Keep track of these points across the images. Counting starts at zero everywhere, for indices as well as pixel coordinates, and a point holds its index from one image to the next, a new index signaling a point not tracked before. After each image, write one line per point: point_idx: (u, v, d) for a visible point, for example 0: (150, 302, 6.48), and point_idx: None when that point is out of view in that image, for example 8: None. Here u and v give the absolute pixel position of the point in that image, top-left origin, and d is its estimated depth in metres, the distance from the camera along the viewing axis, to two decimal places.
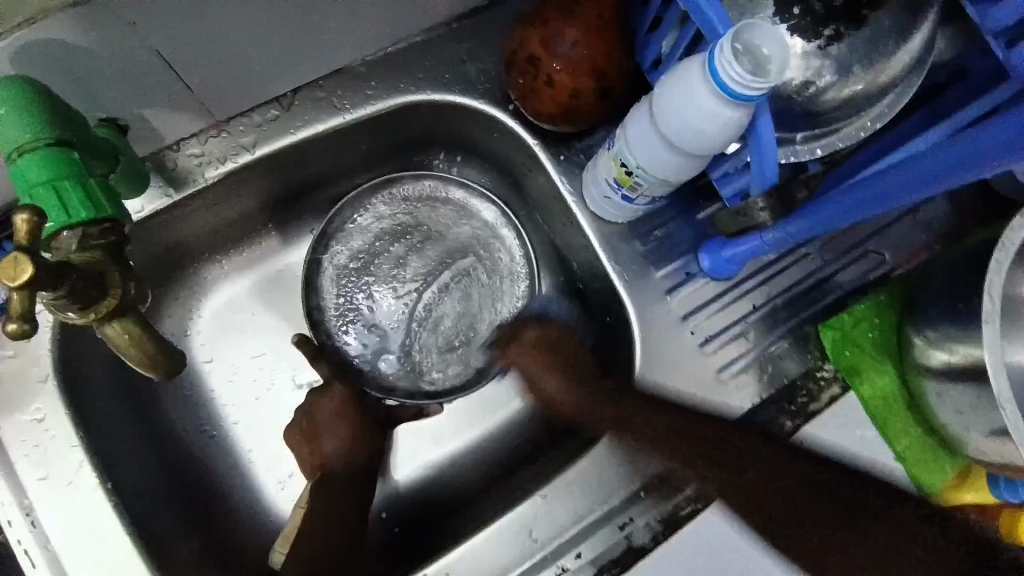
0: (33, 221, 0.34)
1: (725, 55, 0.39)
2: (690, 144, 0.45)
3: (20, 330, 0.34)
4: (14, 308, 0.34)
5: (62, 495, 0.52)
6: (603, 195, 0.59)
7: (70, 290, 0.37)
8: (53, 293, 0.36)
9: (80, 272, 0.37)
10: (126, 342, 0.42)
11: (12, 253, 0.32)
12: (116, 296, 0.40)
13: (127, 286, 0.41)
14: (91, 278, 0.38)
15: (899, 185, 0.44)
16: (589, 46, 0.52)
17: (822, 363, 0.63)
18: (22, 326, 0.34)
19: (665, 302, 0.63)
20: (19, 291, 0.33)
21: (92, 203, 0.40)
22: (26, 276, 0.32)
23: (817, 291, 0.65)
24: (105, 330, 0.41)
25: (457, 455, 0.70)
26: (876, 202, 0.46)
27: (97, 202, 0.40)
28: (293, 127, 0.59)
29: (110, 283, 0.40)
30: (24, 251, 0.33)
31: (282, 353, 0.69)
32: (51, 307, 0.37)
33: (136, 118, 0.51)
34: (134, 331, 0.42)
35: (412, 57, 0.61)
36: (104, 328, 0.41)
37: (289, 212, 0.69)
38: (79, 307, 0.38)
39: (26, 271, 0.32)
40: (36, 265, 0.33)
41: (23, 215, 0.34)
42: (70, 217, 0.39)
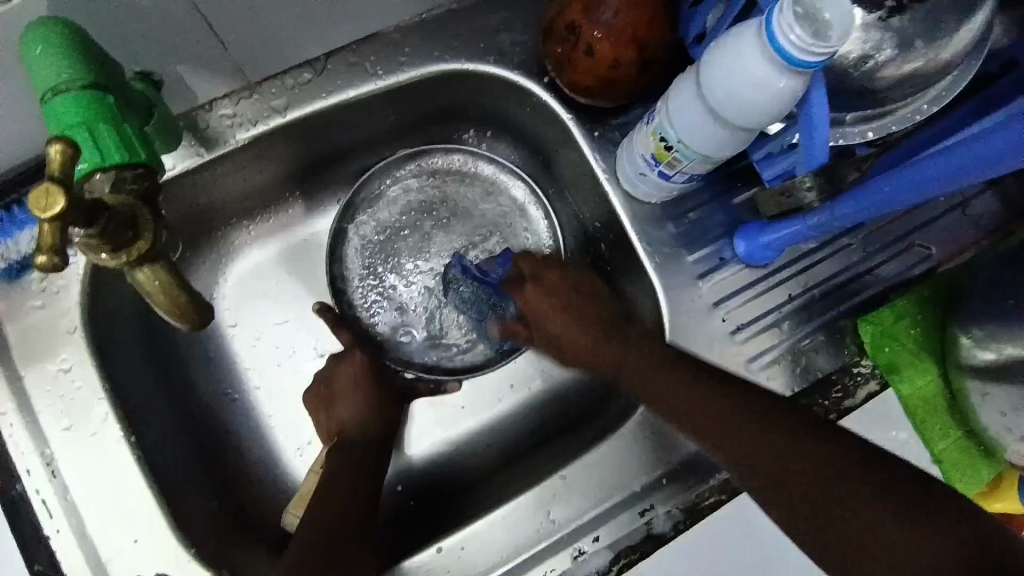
0: (66, 151, 0.34)
1: (786, 18, 0.37)
2: (738, 115, 0.43)
3: (50, 263, 0.34)
4: (43, 240, 0.33)
5: (84, 448, 0.52)
6: (638, 172, 0.57)
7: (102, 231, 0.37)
8: (85, 231, 0.36)
9: (112, 212, 0.37)
10: (155, 290, 0.41)
11: (46, 183, 0.32)
12: (147, 238, 0.39)
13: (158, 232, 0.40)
14: (123, 219, 0.38)
15: (898, 186, 0.46)
16: (633, 14, 0.51)
17: (859, 358, 0.61)
18: (51, 260, 0.34)
19: (696, 287, 0.61)
20: (51, 223, 0.33)
21: (125, 146, 0.39)
22: (57, 209, 0.32)
23: (857, 284, 0.63)
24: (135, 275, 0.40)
25: (474, 433, 0.69)
26: (876, 207, 0.48)
27: (130, 146, 0.40)
28: (325, 91, 0.58)
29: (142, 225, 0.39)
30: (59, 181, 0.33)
31: (304, 321, 0.68)
32: (83, 246, 0.37)
33: (171, 74, 0.50)
34: (163, 276, 0.41)
35: (447, 24, 0.60)
36: (134, 273, 0.41)
37: (315, 181, 0.68)
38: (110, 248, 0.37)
39: (59, 202, 0.32)
40: (70, 198, 0.33)
41: (57, 145, 0.33)
42: (103, 158, 0.38)
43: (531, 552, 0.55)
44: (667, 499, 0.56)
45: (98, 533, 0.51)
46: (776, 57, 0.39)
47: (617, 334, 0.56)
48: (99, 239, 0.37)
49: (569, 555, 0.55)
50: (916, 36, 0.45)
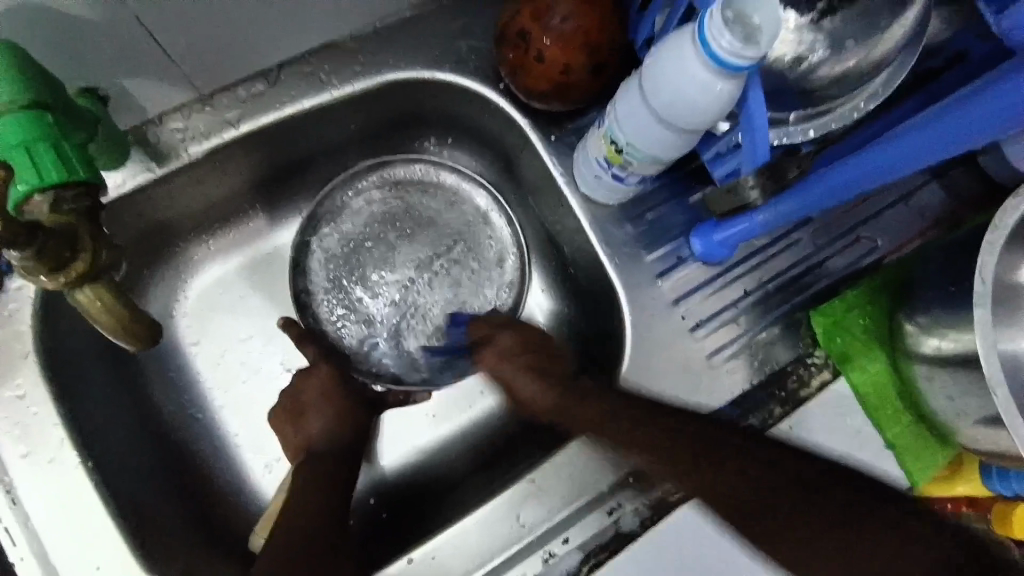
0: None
1: (716, 24, 0.38)
2: (681, 118, 0.45)
3: None
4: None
5: (42, 473, 0.51)
6: (594, 175, 0.58)
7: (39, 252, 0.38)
8: (22, 253, 0.37)
9: (50, 233, 0.38)
10: (96, 309, 0.42)
11: None
12: (85, 259, 0.40)
13: (100, 252, 0.41)
14: (63, 239, 0.39)
15: (885, 165, 0.45)
16: (580, 21, 0.52)
17: (813, 349, 0.63)
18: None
19: (657, 285, 0.62)
20: None
21: (63, 164, 0.38)
22: None
23: (809, 277, 0.65)
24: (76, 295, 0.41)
25: (445, 441, 0.69)
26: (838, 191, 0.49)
27: (70, 165, 0.38)
28: (279, 103, 0.58)
29: (81, 244, 0.39)
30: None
31: (268, 335, 0.68)
32: (21, 269, 0.38)
33: (118, 89, 0.50)
34: (104, 294, 0.42)
35: (402, 33, 0.60)
36: (75, 292, 0.41)
37: (274, 195, 0.68)
38: (49, 269, 0.38)
39: None
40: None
41: None
42: (41, 178, 0.37)
43: (502, 557, 0.55)
44: (636, 497, 0.57)
45: (59, 559, 0.50)
46: (711, 62, 0.40)
47: (571, 385, 0.60)
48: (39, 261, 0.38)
49: (539, 558, 0.55)
50: (846, 37, 0.47)
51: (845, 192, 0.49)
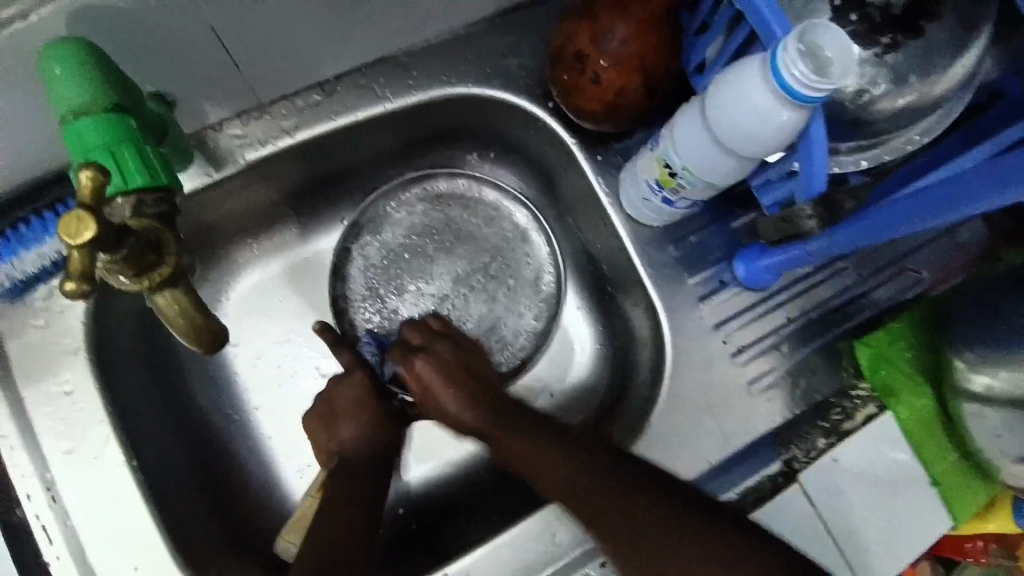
0: (97, 178, 0.32)
1: (789, 55, 0.38)
2: (741, 146, 0.45)
3: (77, 291, 0.33)
4: (71, 267, 0.32)
5: (87, 470, 0.51)
6: (642, 197, 0.58)
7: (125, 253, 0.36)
8: (110, 256, 0.34)
9: (136, 235, 0.36)
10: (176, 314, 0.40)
11: (77, 210, 0.31)
12: (170, 262, 0.38)
13: (182, 255, 0.39)
14: (148, 242, 0.36)
15: (886, 223, 0.46)
16: (638, 43, 0.52)
17: (856, 381, 0.62)
18: (80, 288, 0.33)
19: (699, 308, 0.62)
20: (81, 250, 0.32)
21: (148, 168, 0.37)
22: (87, 235, 0.31)
23: (852, 308, 0.64)
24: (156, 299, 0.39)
25: (474, 455, 0.69)
26: (848, 242, 0.50)
27: (153, 169, 0.38)
28: (333, 114, 0.58)
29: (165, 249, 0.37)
30: (89, 212, 0.31)
31: (305, 338, 0.68)
32: (102, 269, 0.35)
33: (181, 93, 0.51)
34: (185, 301, 0.40)
35: (454, 49, 0.61)
36: (155, 297, 0.39)
37: (315, 204, 0.68)
38: (133, 271, 0.36)
39: (88, 226, 0.31)
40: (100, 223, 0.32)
41: (88, 171, 0.31)
42: (126, 181, 0.36)
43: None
44: None
45: (98, 559, 0.50)
46: (781, 91, 0.40)
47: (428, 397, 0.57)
48: (123, 259, 0.35)
49: None
50: (909, 71, 0.47)
51: (855, 243, 0.50)
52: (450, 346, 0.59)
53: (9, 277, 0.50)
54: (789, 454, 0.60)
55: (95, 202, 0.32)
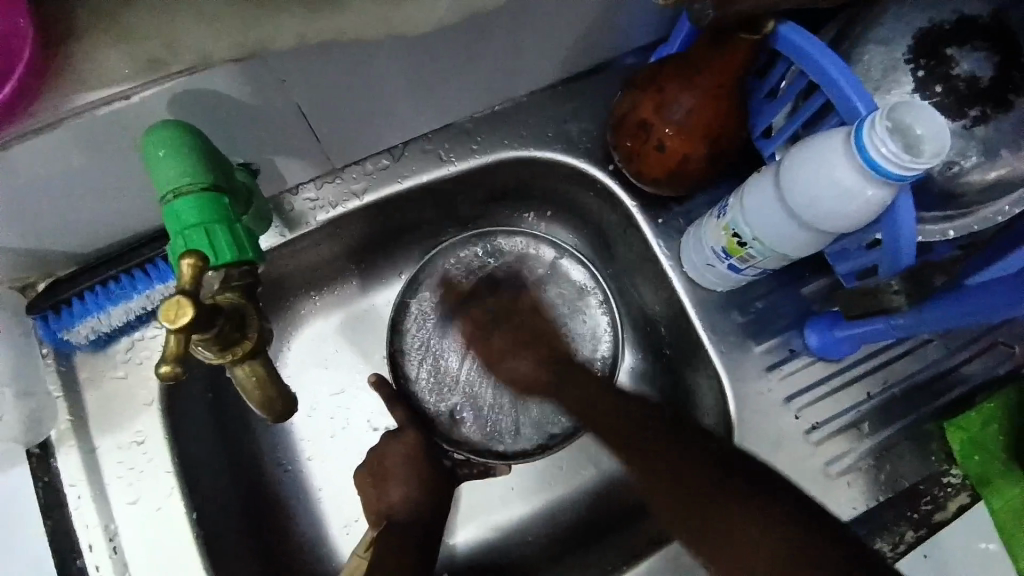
0: (196, 264, 0.33)
1: (877, 131, 0.37)
2: (822, 220, 0.43)
3: (171, 374, 0.32)
4: (168, 352, 0.32)
5: (150, 521, 0.53)
6: (705, 262, 0.57)
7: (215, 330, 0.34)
8: (203, 333, 0.33)
9: (225, 313, 0.34)
10: (253, 386, 0.37)
11: (174, 295, 0.31)
12: (253, 337, 0.36)
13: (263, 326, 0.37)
14: (234, 317, 0.35)
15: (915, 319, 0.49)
16: (707, 111, 0.51)
17: (948, 467, 0.58)
18: (173, 370, 0.32)
19: (766, 379, 0.59)
20: (175, 335, 0.31)
21: (238, 246, 0.39)
22: (185, 320, 0.30)
23: (939, 384, 0.59)
24: (235, 370, 0.36)
25: (525, 521, 0.67)
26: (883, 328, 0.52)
27: (240, 246, 0.39)
28: (400, 176, 0.62)
29: (251, 324, 0.36)
30: (185, 293, 0.31)
31: (360, 391, 0.69)
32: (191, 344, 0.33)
33: (267, 162, 0.54)
34: (263, 372, 0.37)
35: (517, 116, 0.63)
36: (233, 368, 0.37)
37: (377, 261, 0.70)
38: (218, 346, 0.34)
39: (186, 313, 0.30)
40: (197, 304, 0.31)
41: (189, 258, 0.33)
42: (216, 258, 0.38)
43: None
44: None
45: None
46: (865, 167, 0.39)
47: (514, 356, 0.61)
48: (213, 338, 0.34)
49: None
50: (1000, 145, 0.48)
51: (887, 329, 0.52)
52: (509, 327, 0.63)
53: (95, 330, 0.53)
54: (874, 546, 0.56)
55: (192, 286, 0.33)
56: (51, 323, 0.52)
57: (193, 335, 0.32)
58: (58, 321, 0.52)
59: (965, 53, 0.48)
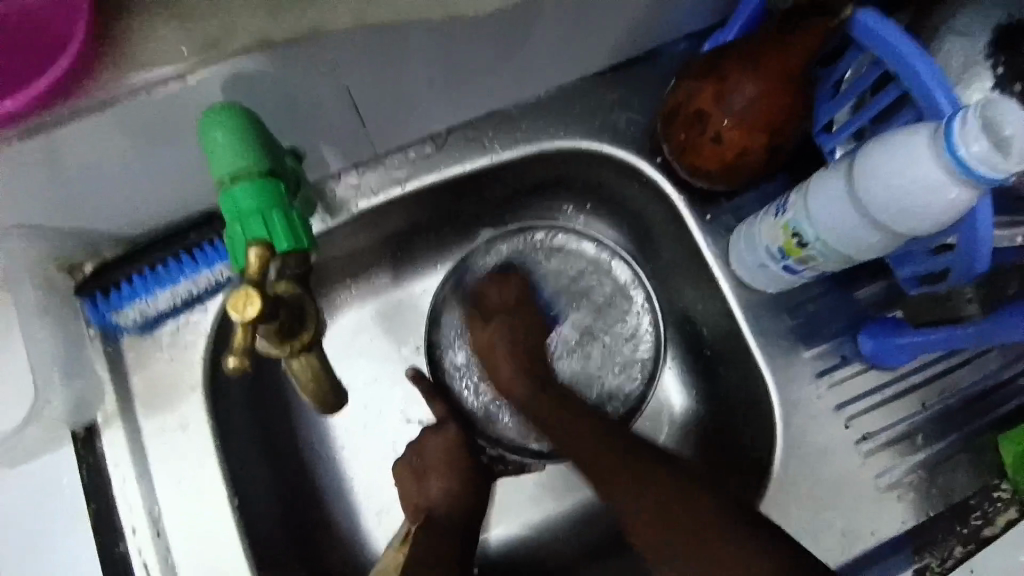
0: (263, 254, 0.35)
1: (969, 129, 0.35)
2: (898, 222, 0.40)
3: (238, 365, 0.32)
4: (235, 343, 0.32)
5: (193, 504, 0.53)
6: (758, 262, 0.54)
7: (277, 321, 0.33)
8: (268, 324, 0.33)
9: (287, 303, 0.34)
10: (307, 380, 0.36)
11: (244, 285, 0.31)
12: (312, 329, 0.35)
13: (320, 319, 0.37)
14: (295, 308, 0.34)
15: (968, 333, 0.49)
16: (771, 104, 0.49)
17: (999, 481, 0.55)
18: (241, 362, 0.32)
19: (816, 385, 0.57)
20: (242, 326, 0.31)
21: (293, 234, 0.37)
22: (251, 310, 0.30)
23: (997, 396, 0.57)
24: (291, 363, 0.36)
25: (558, 518, 0.67)
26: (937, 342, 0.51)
27: (296, 234, 0.38)
28: (443, 165, 0.61)
29: (310, 316, 0.35)
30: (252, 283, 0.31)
31: (394, 381, 0.68)
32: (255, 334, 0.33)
33: (312, 148, 0.53)
34: (318, 365, 0.36)
35: (562, 106, 0.61)
36: (289, 360, 0.36)
37: (414, 249, 0.69)
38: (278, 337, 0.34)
39: (254, 302, 0.30)
40: (265, 295, 0.31)
41: (256, 249, 0.34)
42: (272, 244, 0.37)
43: None
44: None
45: None
46: (953, 169, 0.37)
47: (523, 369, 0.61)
48: (275, 328, 0.33)
49: None
50: None
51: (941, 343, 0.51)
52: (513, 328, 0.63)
53: (143, 313, 0.54)
54: (922, 562, 0.54)
55: (258, 275, 0.34)
56: (99, 304, 0.53)
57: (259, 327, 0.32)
58: (106, 303, 0.53)
59: None
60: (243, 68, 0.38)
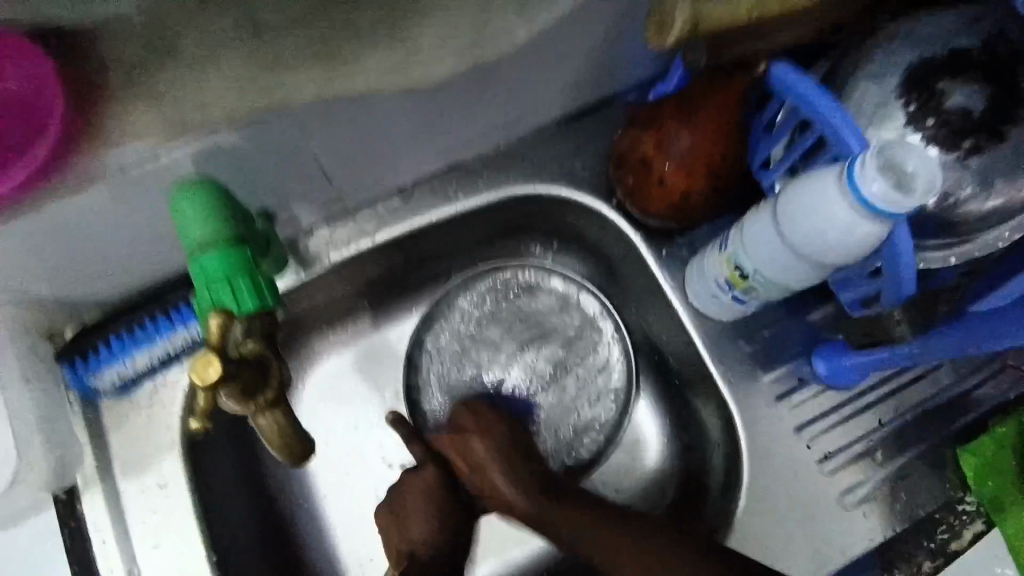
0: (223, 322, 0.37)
1: (867, 170, 0.39)
2: (822, 254, 0.44)
3: (202, 424, 0.36)
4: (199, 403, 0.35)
5: (172, 564, 0.54)
6: (710, 293, 0.58)
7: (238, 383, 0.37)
8: (230, 387, 0.36)
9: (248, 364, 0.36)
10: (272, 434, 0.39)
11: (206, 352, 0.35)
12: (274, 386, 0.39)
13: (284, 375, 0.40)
14: (257, 369, 0.37)
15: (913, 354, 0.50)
16: (706, 150, 0.53)
17: (962, 494, 0.57)
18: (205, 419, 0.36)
19: (776, 408, 0.59)
20: (205, 388, 0.35)
21: (259, 294, 0.41)
22: (211, 377, 0.33)
23: (953, 408, 0.59)
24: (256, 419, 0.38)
25: (542, 554, 0.67)
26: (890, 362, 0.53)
27: (261, 293, 0.42)
28: (411, 216, 0.64)
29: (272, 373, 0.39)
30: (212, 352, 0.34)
31: (374, 426, 0.70)
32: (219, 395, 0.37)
33: (284, 208, 0.56)
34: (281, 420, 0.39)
35: (521, 156, 0.65)
36: (256, 416, 0.38)
37: (390, 295, 0.72)
38: (242, 397, 0.37)
39: (213, 372, 0.33)
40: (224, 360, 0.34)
41: (218, 318, 0.37)
42: (239, 307, 0.40)
43: None
44: None
45: None
46: (860, 206, 0.40)
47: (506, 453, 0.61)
48: (236, 388, 0.37)
49: None
50: (995, 175, 0.47)
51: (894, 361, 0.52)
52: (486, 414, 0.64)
53: (121, 376, 0.55)
54: None
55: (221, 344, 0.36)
56: (79, 368, 0.54)
57: (222, 389, 0.36)
58: (85, 367, 0.54)
59: (958, 85, 0.47)
60: (213, 142, 0.42)
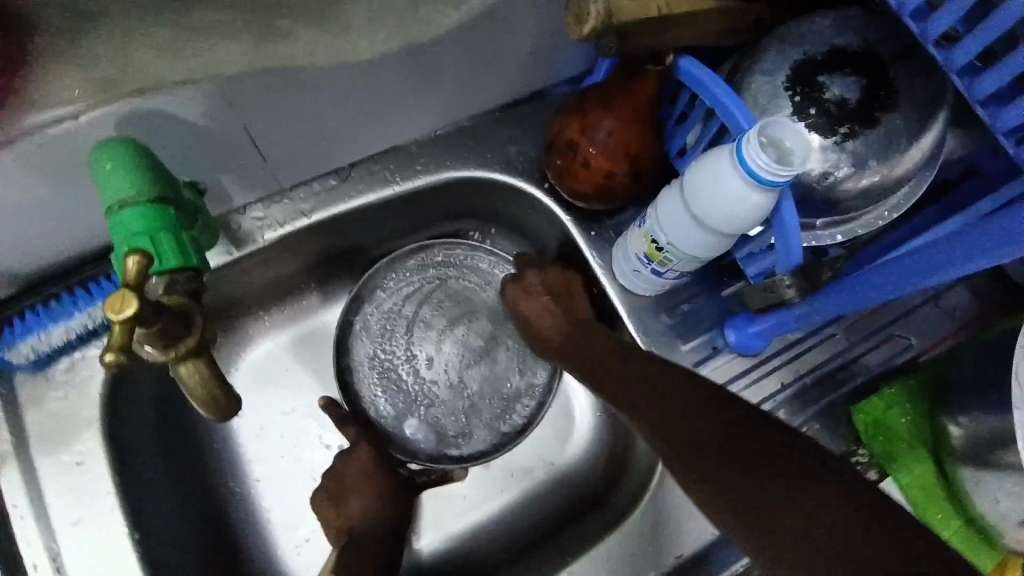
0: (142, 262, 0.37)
1: (752, 146, 0.44)
2: (720, 224, 0.49)
3: (115, 360, 0.34)
4: (112, 340, 0.34)
5: (92, 541, 0.53)
6: (633, 269, 0.62)
7: (158, 328, 0.36)
8: (146, 328, 0.36)
9: (170, 311, 0.37)
10: (195, 383, 0.39)
11: (121, 290, 0.34)
12: (197, 335, 0.38)
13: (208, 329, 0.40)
14: (178, 316, 0.38)
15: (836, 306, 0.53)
16: (625, 133, 0.57)
17: (856, 447, 0.64)
18: (118, 358, 0.34)
19: (693, 375, 0.64)
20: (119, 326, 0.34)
21: (183, 254, 0.42)
22: (129, 310, 0.33)
23: (847, 372, 0.66)
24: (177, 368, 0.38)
25: (478, 525, 0.69)
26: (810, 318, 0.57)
27: (185, 253, 0.43)
28: (347, 197, 0.65)
29: (195, 323, 0.39)
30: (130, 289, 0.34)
31: (311, 409, 0.70)
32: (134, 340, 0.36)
33: (214, 183, 0.56)
34: (204, 370, 0.39)
35: (458, 139, 0.68)
36: (177, 367, 0.38)
37: (329, 277, 0.72)
38: (160, 342, 0.36)
39: (130, 304, 0.33)
40: (142, 300, 0.34)
41: (135, 257, 0.36)
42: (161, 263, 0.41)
43: None
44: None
45: None
46: (747, 177, 0.45)
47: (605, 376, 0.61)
48: (155, 334, 0.36)
49: None
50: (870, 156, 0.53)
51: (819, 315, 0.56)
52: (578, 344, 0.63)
53: (34, 350, 0.53)
54: None
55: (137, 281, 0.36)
56: None
57: (137, 328, 0.35)
58: None
59: (836, 78, 0.52)
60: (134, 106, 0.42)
